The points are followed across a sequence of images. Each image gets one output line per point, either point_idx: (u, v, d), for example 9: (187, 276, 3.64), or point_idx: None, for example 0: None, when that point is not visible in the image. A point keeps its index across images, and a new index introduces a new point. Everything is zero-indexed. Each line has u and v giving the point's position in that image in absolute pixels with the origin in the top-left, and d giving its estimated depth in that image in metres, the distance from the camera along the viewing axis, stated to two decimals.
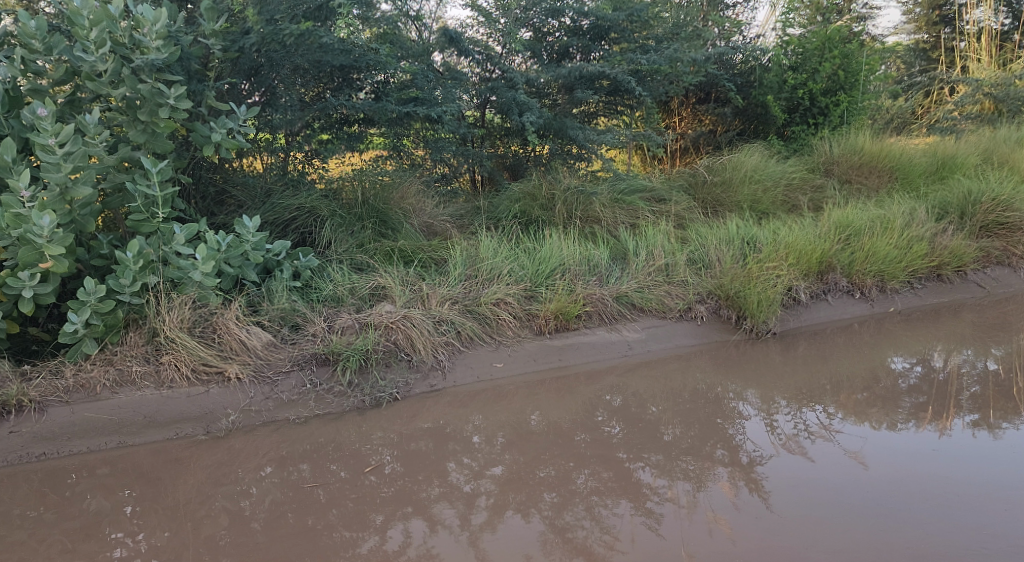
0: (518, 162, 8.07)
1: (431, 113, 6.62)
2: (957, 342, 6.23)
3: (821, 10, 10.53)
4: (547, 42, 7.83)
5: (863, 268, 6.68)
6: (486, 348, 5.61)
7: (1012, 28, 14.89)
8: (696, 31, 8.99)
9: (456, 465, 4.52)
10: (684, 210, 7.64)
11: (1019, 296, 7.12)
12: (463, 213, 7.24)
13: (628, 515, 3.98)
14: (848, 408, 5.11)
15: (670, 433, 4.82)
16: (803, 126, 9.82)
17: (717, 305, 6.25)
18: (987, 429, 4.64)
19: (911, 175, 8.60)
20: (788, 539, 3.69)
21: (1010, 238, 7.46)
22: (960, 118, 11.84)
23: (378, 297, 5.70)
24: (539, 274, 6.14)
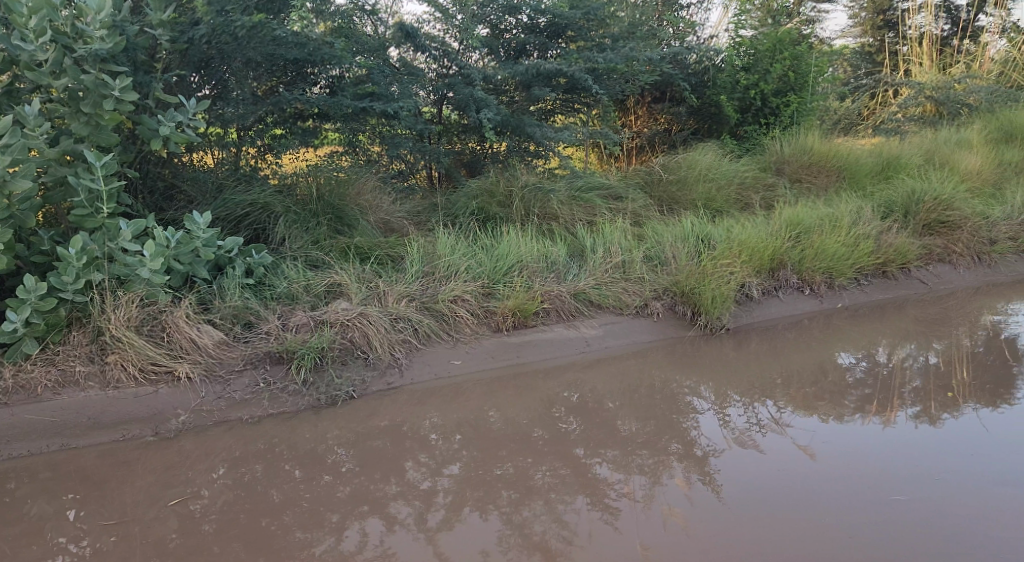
0: (476, 160, 8.05)
1: (388, 109, 6.53)
2: (901, 336, 6.42)
3: (772, 12, 10.63)
4: (504, 39, 7.83)
5: (812, 265, 6.85)
6: (444, 345, 5.59)
7: (949, 34, 15.53)
8: (651, 31, 9.07)
9: (413, 463, 4.48)
10: (640, 208, 7.71)
11: (959, 291, 7.36)
12: (420, 209, 7.19)
13: (585, 511, 4.00)
14: (799, 401, 5.22)
15: (627, 428, 4.86)
16: (755, 126, 10.08)
17: (672, 301, 6.34)
18: (929, 421, 4.79)
19: (858, 175, 8.83)
20: (740, 526, 3.77)
21: (951, 236, 7.71)
22: (903, 121, 12.22)
23: (334, 294, 5.62)
24: (497, 271, 6.15)
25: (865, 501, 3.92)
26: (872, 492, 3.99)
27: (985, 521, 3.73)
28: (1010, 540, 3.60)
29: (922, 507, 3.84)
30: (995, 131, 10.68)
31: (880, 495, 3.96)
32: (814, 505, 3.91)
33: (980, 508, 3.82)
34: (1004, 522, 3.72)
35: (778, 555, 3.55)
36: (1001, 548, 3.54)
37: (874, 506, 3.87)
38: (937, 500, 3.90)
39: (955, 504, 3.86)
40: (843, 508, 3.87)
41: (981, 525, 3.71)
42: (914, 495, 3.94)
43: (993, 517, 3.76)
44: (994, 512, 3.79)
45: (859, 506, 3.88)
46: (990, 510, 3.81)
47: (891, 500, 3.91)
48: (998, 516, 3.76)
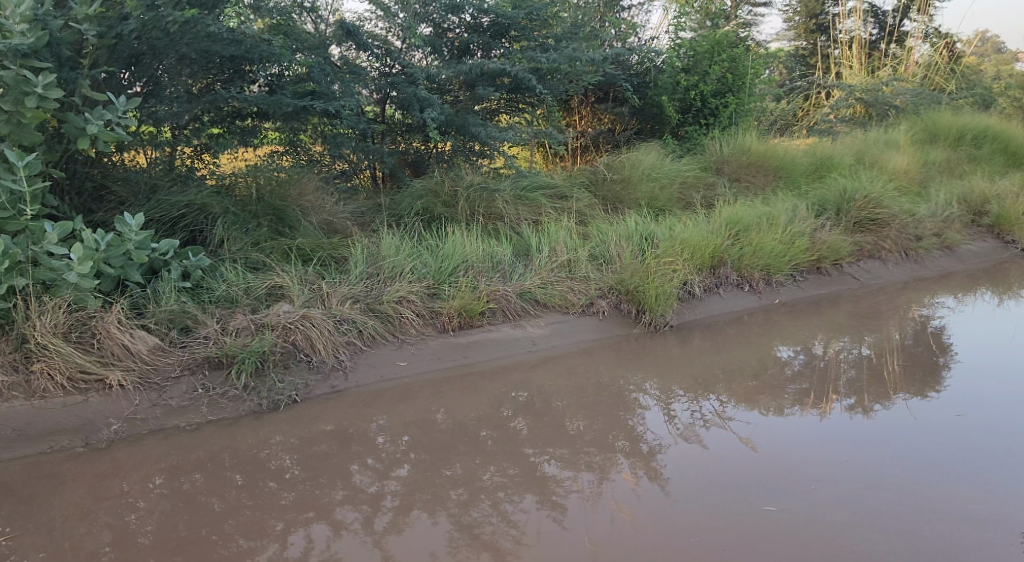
0: (421, 159, 7.96)
1: (329, 108, 6.43)
2: (836, 330, 6.62)
3: (710, 15, 10.81)
4: (447, 38, 7.77)
5: (752, 261, 7.02)
6: (390, 347, 5.53)
7: (877, 38, 16.16)
8: (594, 32, 9.15)
9: (360, 466, 4.43)
10: (585, 207, 7.78)
11: (889, 286, 7.63)
12: (365, 209, 7.10)
13: (534, 510, 4.01)
14: (740, 395, 5.34)
15: (575, 426, 4.90)
16: (696, 126, 10.30)
17: (618, 300, 6.42)
18: (863, 412, 4.95)
19: (794, 174, 9.10)
20: (686, 522, 3.83)
21: (880, 233, 7.99)
22: (836, 122, 12.61)
23: (275, 297, 5.50)
24: (442, 271, 6.13)
25: (810, 493, 4.01)
26: (818, 484, 4.09)
27: (925, 509, 3.84)
28: (948, 527, 3.71)
29: (865, 498, 3.94)
30: (920, 132, 11.12)
31: (827, 488, 4.05)
32: (761, 498, 3.99)
33: (922, 497, 3.93)
34: (943, 509, 3.84)
35: (725, 550, 3.60)
36: (940, 535, 3.65)
37: (820, 498, 3.96)
38: (881, 490, 4.00)
39: (897, 494, 3.97)
40: (789, 500, 3.95)
41: (921, 512, 3.82)
42: (858, 487, 4.05)
43: (933, 506, 3.87)
44: (933, 500, 3.91)
45: (805, 498, 3.97)
46: (930, 498, 3.93)
47: (836, 491, 4.01)
48: (939, 505, 3.88)
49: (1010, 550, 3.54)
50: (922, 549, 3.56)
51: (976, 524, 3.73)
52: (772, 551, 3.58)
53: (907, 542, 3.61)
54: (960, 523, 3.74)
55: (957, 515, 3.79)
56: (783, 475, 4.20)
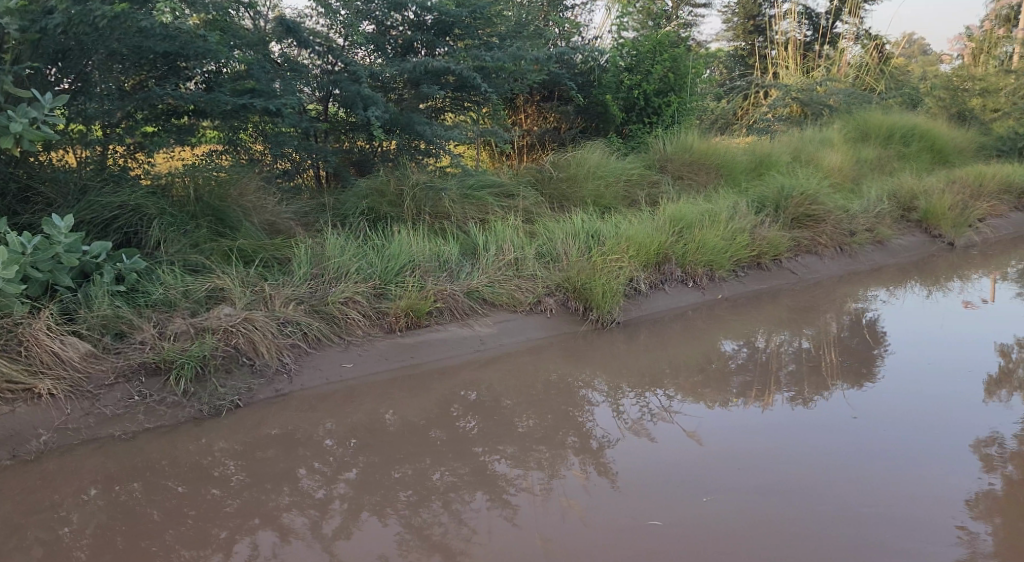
0: (365, 158, 7.83)
1: (269, 106, 6.25)
2: (776, 324, 6.79)
3: (651, 15, 10.94)
4: (390, 36, 7.68)
5: (695, 258, 7.15)
6: (336, 349, 5.45)
7: (811, 39, 16.65)
8: (538, 31, 9.16)
9: (307, 471, 4.35)
10: (532, 205, 7.81)
11: (825, 280, 7.86)
12: (308, 210, 6.97)
13: (484, 509, 4.01)
14: (687, 389, 5.43)
15: (524, 424, 4.91)
16: (640, 125, 10.43)
17: (565, 297, 6.46)
18: (804, 403, 5.09)
19: (735, 171, 9.31)
20: (632, 513, 3.88)
21: (817, 228, 8.22)
22: (774, 120, 12.92)
23: (215, 300, 5.35)
24: (389, 271, 6.07)
25: (757, 483, 4.09)
26: (766, 474, 4.18)
27: (867, 494, 3.96)
28: (889, 510, 3.82)
29: (809, 485, 4.05)
30: (854, 130, 11.46)
31: (769, 476, 4.16)
32: (710, 491, 4.04)
33: (865, 483, 4.05)
34: (885, 494, 3.96)
35: (675, 541, 3.64)
36: (882, 518, 3.76)
37: (766, 486, 4.06)
38: (821, 476, 4.14)
39: (838, 480, 4.10)
40: (738, 491, 4.02)
41: (864, 498, 3.93)
42: (799, 473, 4.18)
43: (876, 491, 3.98)
44: (875, 485, 4.03)
45: (752, 487, 4.06)
46: (871, 483, 4.05)
47: (785, 481, 4.10)
48: (881, 490, 3.99)
49: (946, 529, 3.67)
50: (865, 531, 3.66)
51: (916, 506, 3.84)
52: (721, 541, 3.63)
53: (851, 526, 3.71)
54: (900, 506, 3.85)
55: (898, 498, 3.91)
56: (728, 465, 4.30)
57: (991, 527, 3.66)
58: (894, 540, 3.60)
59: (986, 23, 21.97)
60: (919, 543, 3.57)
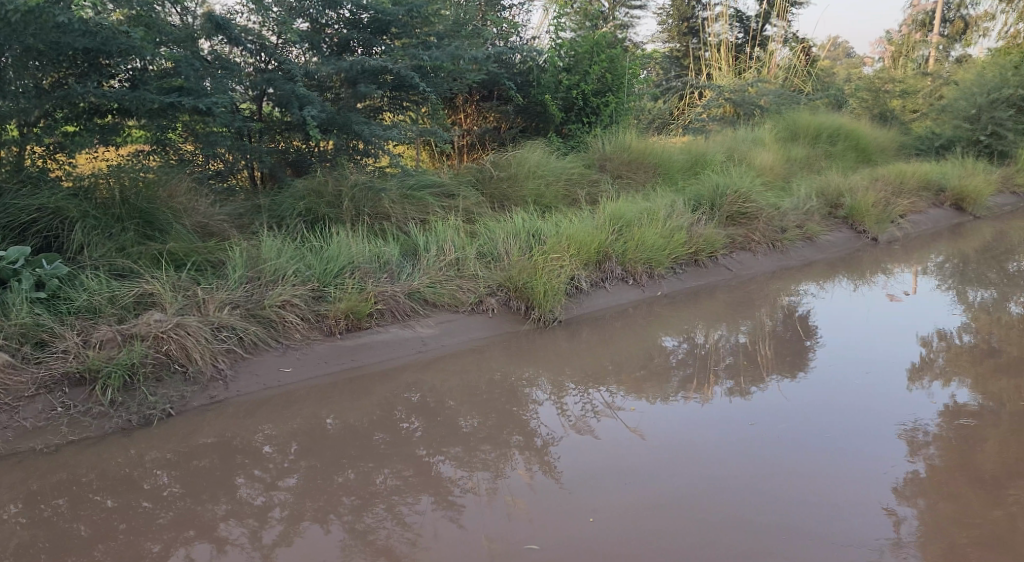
0: (302, 159, 7.63)
1: (199, 105, 6.08)
2: (714, 319, 6.94)
3: (588, 16, 11.02)
4: (325, 35, 7.54)
5: (634, 256, 7.26)
6: (274, 353, 5.34)
7: (743, 41, 17.08)
8: (475, 30, 9.12)
9: (245, 479, 4.25)
10: (472, 205, 7.80)
11: (759, 276, 8.07)
12: (242, 211, 6.80)
13: (429, 511, 3.98)
14: (629, 386, 5.51)
15: (468, 424, 4.90)
16: (579, 124, 10.53)
17: (507, 296, 6.47)
18: (741, 395, 5.21)
19: (672, 170, 9.49)
20: (572, 510, 3.91)
21: (750, 225, 8.44)
22: (708, 120, 13.22)
23: (144, 306, 5.16)
24: (328, 273, 5.98)
25: (696, 476, 4.16)
26: (706, 468, 4.23)
27: (802, 484, 4.06)
28: (821, 499, 3.93)
29: (746, 476, 4.14)
30: (784, 130, 11.81)
31: (708, 469, 4.23)
32: (651, 487, 4.08)
33: (802, 474, 4.14)
34: (819, 483, 4.06)
35: (617, 540, 3.66)
36: (815, 508, 3.85)
37: (706, 478, 4.14)
38: (758, 468, 4.22)
39: (774, 471, 4.19)
40: (678, 486, 4.07)
41: (799, 488, 4.02)
42: (738, 465, 4.26)
43: (812, 481, 4.08)
44: (810, 476, 4.13)
45: (691, 480, 4.13)
46: (805, 473, 4.14)
47: (724, 474, 4.17)
48: (817, 480, 4.09)
49: (874, 516, 3.79)
50: (800, 522, 3.75)
51: (847, 494, 3.96)
52: (661, 538, 3.66)
53: (786, 517, 3.78)
54: (833, 494, 3.96)
55: (832, 488, 4.02)
56: (669, 459, 4.36)
57: (916, 509, 3.82)
58: (827, 529, 3.69)
59: (904, 28, 22.95)
60: (849, 531, 3.67)
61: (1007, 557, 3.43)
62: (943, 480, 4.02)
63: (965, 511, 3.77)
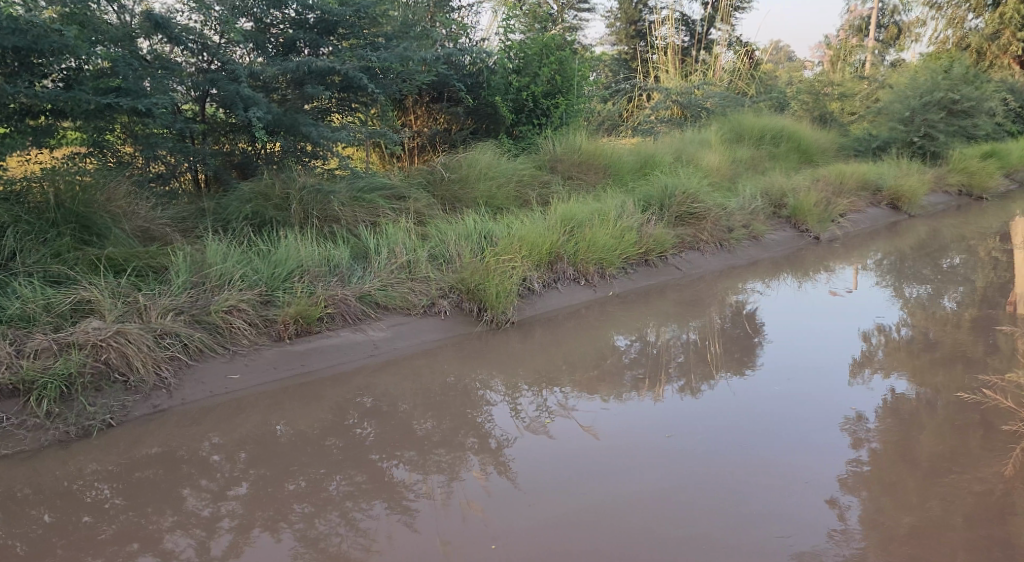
0: (248, 160, 7.51)
1: (137, 106, 5.95)
2: (665, 318, 7.03)
3: (537, 18, 11.06)
4: (270, 35, 7.40)
5: (586, 256, 7.31)
6: (220, 360, 5.22)
7: (689, 45, 17.40)
8: (425, 31, 8.92)
9: (192, 489, 4.14)
10: (423, 207, 7.76)
11: (708, 275, 8.21)
12: (186, 215, 6.65)
13: (383, 516, 3.94)
14: (582, 385, 5.54)
15: (422, 427, 4.86)
16: (529, 126, 10.57)
17: (459, 298, 6.45)
18: (692, 393, 5.29)
19: (622, 171, 9.59)
20: (529, 512, 3.91)
21: (699, 225, 8.59)
22: (656, 121, 13.40)
23: (82, 314, 5.01)
24: (276, 278, 5.87)
25: (652, 475, 4.20)
26: (661, 467, 4.28)
27: (754, 480, 4.12)
28: (773, 494, 4.00)
29: (700, 473, 4.19)
30: (729, 132, 12.05)
31: (664, 467, 4.28)
32: (607, 487, 4.10)
33: (753, 470, 4.22)
34: (770, 478, 4.13)
35: (575, 542, 3.66)
36: (768, 503, 3.91)
37: (661, 476, 4.17)
38: (712, 465, 4.28)
39: (728, 467, 4.25)
40: (634, 486, 4.10)
41: (752, 484, 4.08)
42: (692, 463, 4.31)
43: (764, 476, 4.15)
44: (762, 471, 4.20)
45: (647, 479, 4.16)
46: (757, 470, 4.21)
47: (678, 472, 4.21)
48: (767, 475, 4.17)
49: (821, 507, 3.88)
50: (752, 517, 3.80)
51: (796, 488, 4.04)
52: (619, 539, 3.67)
53: (740, 513, 3.84)
54: (783, 489, 4.04)
55: (782, 482, 4.10)
56: (626, 458, 4.39)
57: (859, 499, 3.93)
58: (778, 524, 3.76)
59: (843, 33, 23.69)
60: (800, 525, 3.75)
61: (944, 543, 3.56)
62: (884, 471, 4.14)
63: (906, 498, 3.90)
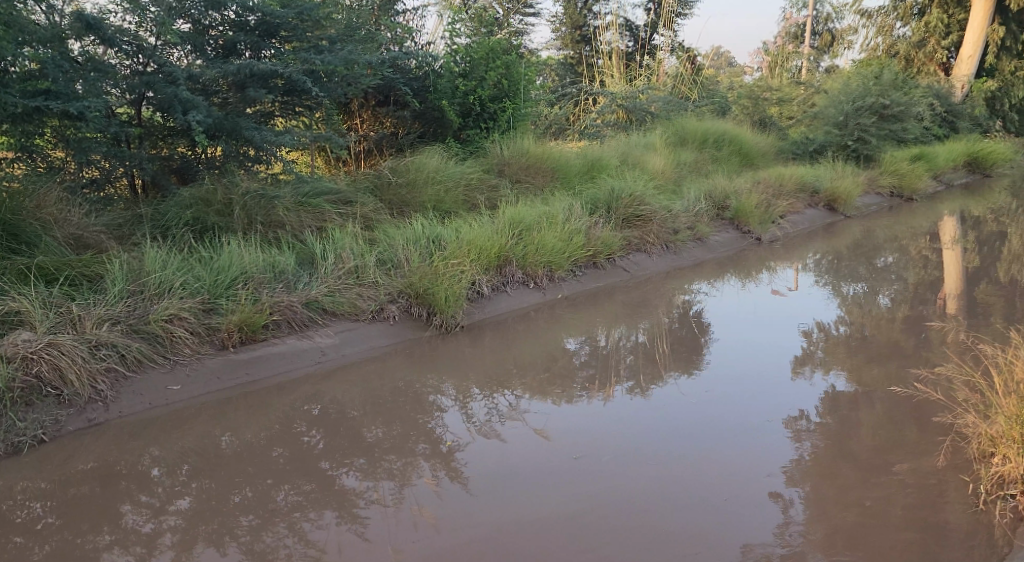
0: (188, 165, 7.31)
1: (68, 109, 5.78)
2: (613, 320, 7.10)
3: (483, 22, 11.04)
4: (209, 36, 7.21)
5: (535, 259, 7.34)
6: (159, 370, 5.07)
7: (633, 50, 17.64)
8: (369, 35, 8.92)
9: (132, 505, 4.02)
10: (371, 211, 7.69)
11: (654, 276, 8.32)
12: (121, 221, 6.45)
13: (333, 526, 3.88)
14: (532, 388, 5.56)
15: (372, 434, 4.81)
16: (477, 130, 10.52)
17: (407, 303, 6.41)
18: (642, 393, 5.36)
19: (569, 175, 9.65)
20: (481, 516, 3.90)
21: (645, 227, 8.70)
22: (602, 126, 13.56)
23: (11, 325, 4.82)
24: (218, 285, 5.72)
25: (602, 474, 4.24)
26: (612, 466, 4.32)
27: (701, 476, 4.21)
28: (719, 490, 4.08)
29: (650, 472, 4.25)
30: (673, 135, 12.26)
31: (615, 467, 4.32)
32: (559, 488, 4.12)
33: (701, 467, 4.30)
34: (718, 475, 4.21)
35: (527, 544, 3.66)
36: (714, 499, 3.99)
37: (611, 476, 4.22)
38: (661, 463, 4.34)
39: (676, 465, 4.32)
40: (585, 486, 4.13)
41: (698, 481, 4.16)
42: (642, 462, 4.37)
43: (712, 473, 4.24)
44: (710, 468, 4.28)
45: (598, 478, 4.20)
46: (705, 467, 4.30)
47: (628, 471, 4.27)
48: (715, 471, 4.25)
49: (766, 502, 3.97)
50: (700, 514, 3.87)
51: (743, 484, 4.12)
52: (573, 539, 3.69)
53: (687, 509, 3.91)
54: (730, 486, 4.11)
55: (729, 479, 4.18)
56: (577, 459, 4.42)
57: (802, 493, 4.03)
58: (725, 519, 3.83)
59: (779, 40, 24.38)
60: (746, 520, 3.83)
61: (882, 533, 3.67)
62: (826, 465, 4.25)
63: (846, 490, 4.02)
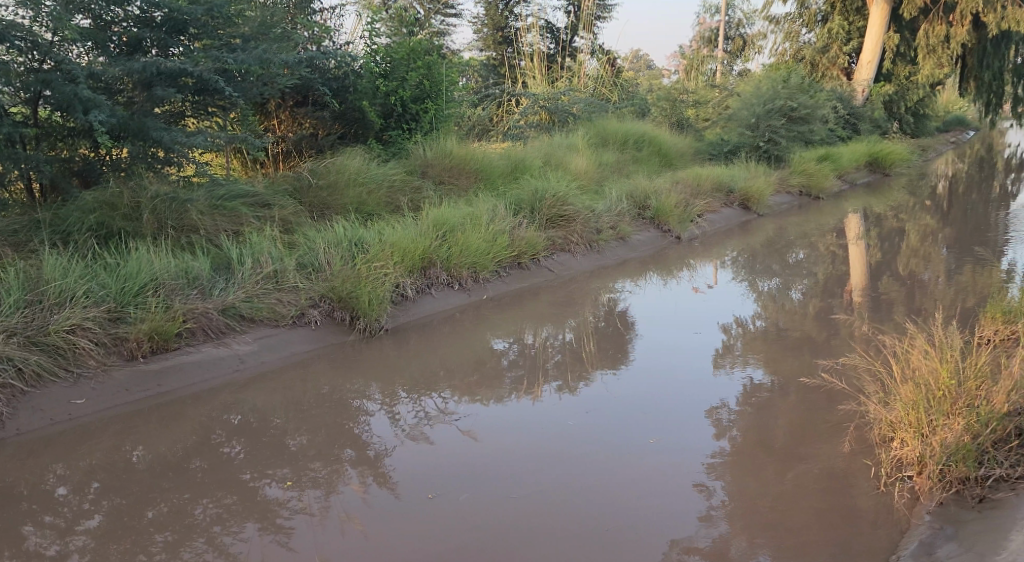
0: (90, 167, 6.96)
1: None
2: (540, 320, 7.13)
3: (404, 22, 10.95)
4: (111, 33, 6.89)
5: (459, 261, 7.30)
6: (62, 385, 4.81)
7: (554, 52, 17.87)
8: (285, 33, 8.73)
9: (35, 527, 3.80)
10: (291, 215, 7.51)
11: (579, 276, 8.41)
12: (18, 227, 6.11)
13: (254, 538, 3.75)
14: (460, 390, 5.52)
15: (296, 442, 4.67)
16: (398, 131, 10.46)
17: (330, 307, 6.27)
18: (569, 392, 5.40)
19: (493, 175, 9.68)
20: (410, 521, 3.84)
21: (568, 227, 8.79)
22: (525, 127, 13.66)
23: None
24: (126, 293, 5.43)
25: (531, 474, 4.26)
26: (541, 465, 4.34)
27: (627, 472, 4.26)
28: (645, 484, 4.14)
29: (577, 469, 4.29)
30: (595, 136, 12.43)
31: (542, 466, 4.34)
32: (489, 489, 4.11)
33: (627, 462, 4.36)
34: (644, 470, 4.28)
35: (464, 550, 3.61)
36: (641, 494, 4.05)
37: (540, 475, 4.23)
38: (588, 460, 4.39)
39: (602, 461, 4.38)
40: (514, 486, 4.13)
41: (626, 476, 4.21)
42: (569, 459, 4.40)
43: (636, 468, 4.30)
44: (635, 463, 4.35)
45: (527, 478, 4.21)
46: (631, 462, 4.36)
47: (556, 470, 4.29)
48: (640, 466, 4.32)
49: (689, 494, 4.05)
50: (627, 509, 3.92)
51: (666, 476, 4.22)
52: (504, 540, 3.68)
53: (615, 504, 3.96)
54: (656, 481, 4.18)
55: (655, 474, 4.25)
56: (506, 459, 4.42)
57: (724, 484, 4.13)
58: (652, 513, 3.89)
59: (694, 44, 25.20)
60: (671, 514, 3.90)
61: (800, 519, 3.80)
62: (744, 456, 4.38)
63: (764, 480, 4.14)
